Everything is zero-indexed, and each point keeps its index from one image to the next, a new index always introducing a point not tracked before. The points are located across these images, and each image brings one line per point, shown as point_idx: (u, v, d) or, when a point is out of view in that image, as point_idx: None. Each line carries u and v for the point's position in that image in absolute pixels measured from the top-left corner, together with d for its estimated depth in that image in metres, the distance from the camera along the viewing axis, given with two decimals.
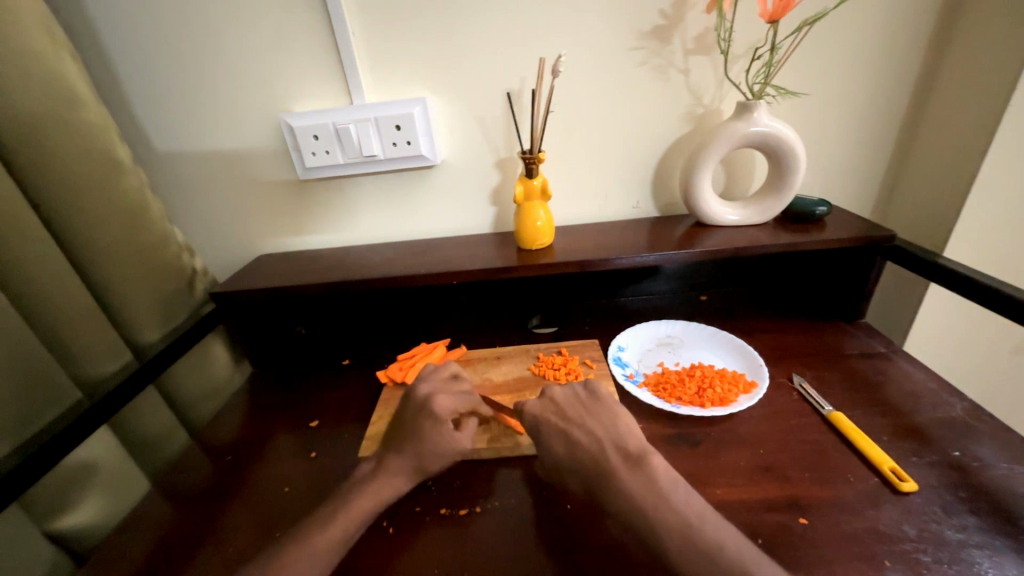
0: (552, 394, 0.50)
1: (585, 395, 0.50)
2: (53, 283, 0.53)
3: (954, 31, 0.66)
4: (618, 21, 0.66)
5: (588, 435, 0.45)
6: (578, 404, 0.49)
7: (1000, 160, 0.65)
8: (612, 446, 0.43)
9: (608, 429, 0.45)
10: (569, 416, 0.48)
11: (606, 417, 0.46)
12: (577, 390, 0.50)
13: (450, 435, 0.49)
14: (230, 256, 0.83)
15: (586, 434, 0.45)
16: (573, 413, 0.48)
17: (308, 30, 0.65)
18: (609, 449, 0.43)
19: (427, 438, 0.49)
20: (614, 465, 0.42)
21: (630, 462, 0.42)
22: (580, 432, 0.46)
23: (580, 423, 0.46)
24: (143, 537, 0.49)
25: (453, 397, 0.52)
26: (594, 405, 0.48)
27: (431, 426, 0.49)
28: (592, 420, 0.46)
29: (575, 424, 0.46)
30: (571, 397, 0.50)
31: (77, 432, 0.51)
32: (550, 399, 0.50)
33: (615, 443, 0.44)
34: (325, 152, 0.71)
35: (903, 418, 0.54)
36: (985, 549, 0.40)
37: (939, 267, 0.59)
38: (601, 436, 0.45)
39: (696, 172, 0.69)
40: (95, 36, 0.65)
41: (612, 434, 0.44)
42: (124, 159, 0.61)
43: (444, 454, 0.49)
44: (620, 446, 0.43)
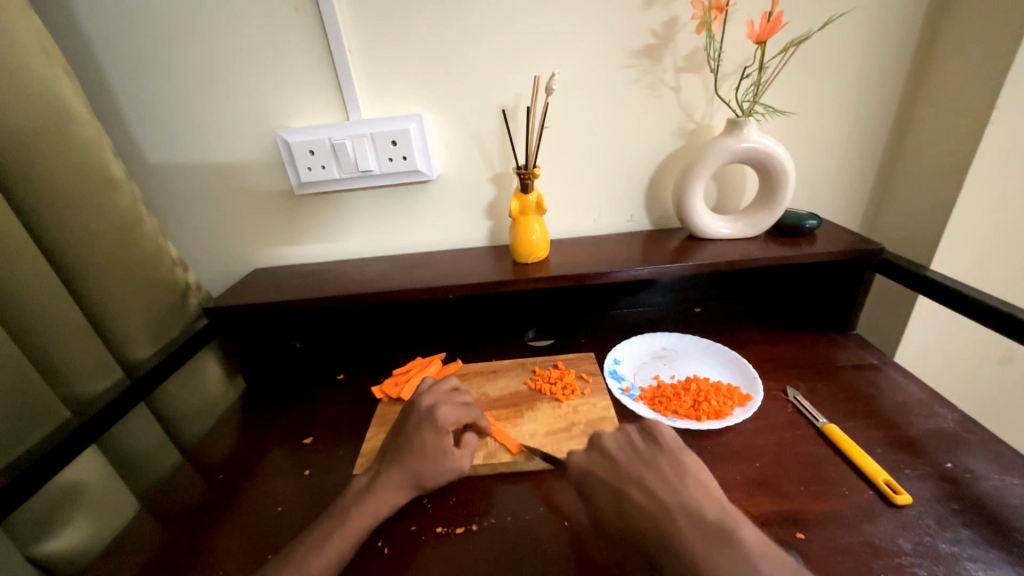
0: (602, 444, 0.46)
1: (641, 443, 0.44)
2: (45, 301, 0.53)
3: (934, 51, 0.68)
4: (610, 39, 0.67)
5: (648, 494, 0.40)
6: (636, 457, 0.43)
7: (983, 176, 0.66)
8: (680, 509, 0.37)
9: (677, 489, 0.39)
10: (625, 475, 0.42)
11: (670, 473, 0.41)
12: (634, 438, 0.45)
13: (450, 450, 0.50)
14: (223, 270, 0.83)
15: (646, 497, 0.39)
16: (629, 472, 0.42)
17: (305, 48, 0.66)
18: (680, 517, 0.37)
19: (426, 451, 0.49)
20: (690, 544, 0.35)
21: (713, 535, 0.35)
22: (639, 493, 0.40)
23: (639, 480, 0.41)
24: (132, 559, 0.48)
25: (457, 408, 0.53)
26: (653, 457, 0.43)
27: (432, 439, 0.50)
28: (652, 477, 0.41)
29: (632, 484, 0.41)
30: (626, 446, 0.45)
31: (58, 459, 0.50)
32: (602, 452, 0.45)
33: (687, 508, 0.37)
34: (321, 167, 0.71)
35: (896, 429, 0.55)
36: (979, 562, 0.40)
37: (926, 279, 0.60)
38: (662, 495, 0.39)
39: (688, 187, 0.70)
40: (91, 52, 0.65)
41: (679, 494, 0.39)
42: (119, 175, 0.61)
43: (442, 470, 0.49)
44: (685, 507, 0.38)
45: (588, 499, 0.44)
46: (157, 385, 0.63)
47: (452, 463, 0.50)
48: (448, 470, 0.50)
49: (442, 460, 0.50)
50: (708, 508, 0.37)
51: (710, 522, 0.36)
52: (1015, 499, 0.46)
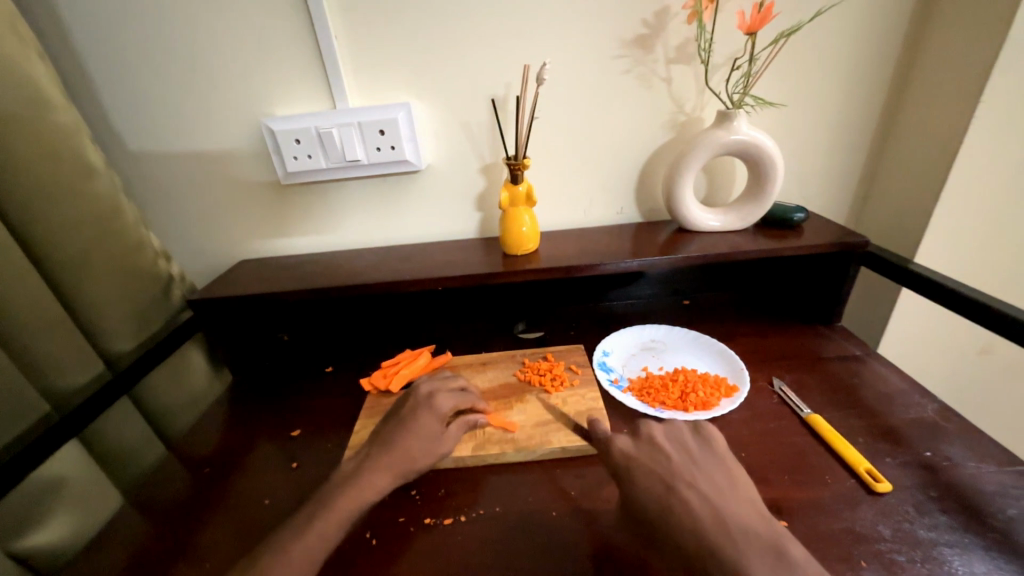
0: (655, 438, 0.46)
1: (694, 448, 0.45)
2: (24, 293, 0.52)
3: (922, 45, 0.68)
4: (602, 29, 0.66)
5: (702, 499, 0.40)
6: (688, 459, 0.44)
7: (967, 169, 0.67)
8: (733, 519, 0.38)
9: (731, 500, 0.40)
10: (678, 473, 0.43)
11: (722, 483, 0.42)
12: (686, 440, 0.46)
13: (441, 432, 0.51)
14: (208, 261, 0.81)
15: (701, 501, 0.40)
16: (680, 470, 0.43)
17: (290, 33, 0.64)
18: (735, 527, 0.38)
19: (418, 433, 0.50)
20: (741, 549, 0.36)
21: (765, 547, 0.36)
22: (692, 495, 0.41)
23: (692, 481, 0.42)
24: (116, 553, 0.47)
25: (454, 395, 0.55)
26: (705, 460, 0.44)
27: (426, 418, 0.52)
28: (706, 483, 0.42)
29: (684, 484, 0.42)
30: (677, 445, 0.46)
31: (40, 451, 0.50)
32: (653, 446, 0.46)
33: (741, 519, 0.38)
34: (307, 156, 0.70)
35: (878, 419, 0.56)
36: (954, 547, 0.41)
37: (910, 272, 0.61)
38: (719, 504, 0.39)
39: (678, 179, 0.70)
40: (67, 35, 0.63)
41: (734, 506, 0.39)
42: (96, 164, 0.60)
43: (430, 452, 0.50)
44: (732, 515, 0.39)
45: (627, 486, 0.44)
46: (140, 377, 0.62)
47: (440, 444, 0.51)
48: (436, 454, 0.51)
49: (432, 442, 0.51)
50: (754, 521, 0.38)
51: (761, 533, 0.37)
52: (991, 486, 0.47)
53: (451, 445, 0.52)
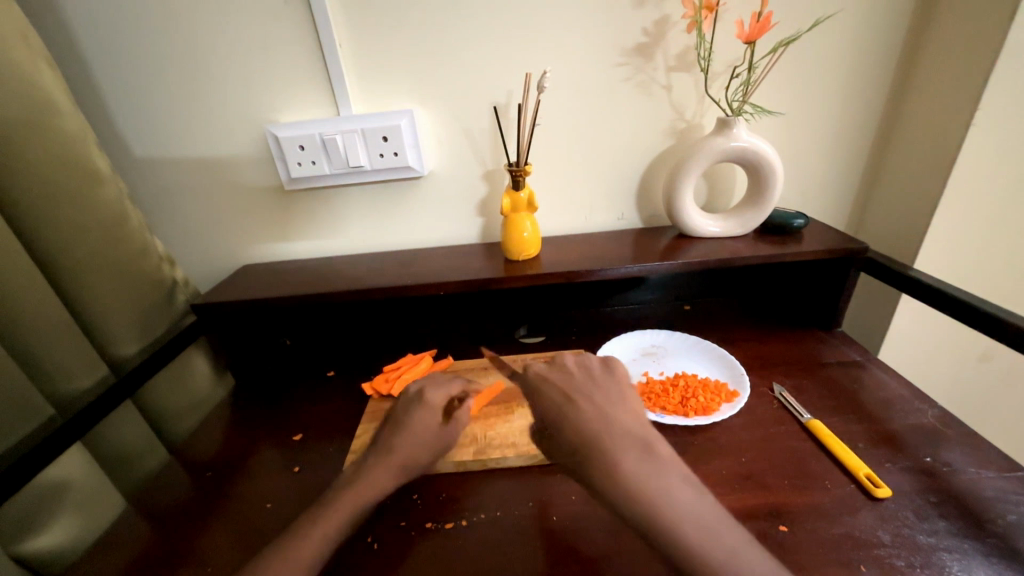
0: (565, 363, 0.47)
1: (598, 370, 0.46)
2: (30, 301, 0.52)
3: (920, 53, 0.69)
4: (602, 37, 0.67)
5: (593, 409, 0.41)
6: (591, 378, 0.45)
7: (965, 176, 0.68)
8: (615, 423, 0.39)
9: (618, 410, 0.41)
10: (577, 389, 0.44)
11: (616, 395, 0.43)
12: (592, 363, 0.47)
13: (440, 428, 0.51)
14: (212, 266, 0.82)
15: (593, 410, 0.41)
16: (578, 387, 0.44)
17: (295, 42, 0.65)
18: (616, 430, 0.39)
19: (416, 430, 0.51)
20: (615, 448, 0.37)
21: (637, 445, 0.37)
22: (585, 406, 0.42)
23: (587, 396, 0.43)
24: (119, 557, 0.48)
25: (448, 390, 0.55)
26: (604, 381, 0.45)
27: (419, 417, 0.52)
28: (599, 396, 0.43)
29: (581, 397, 0.43)
30: (584, 368, 0.46)
31: (44, 454, 0.50)
32: (563, 368, 0.47)
33: (625, 425, 0.39)
34: (311, 163, 0.71)
35: (878, 425, 0.56)
36: (954, 552, 0.42)
37: (910, 278, 0.62)
38: (607, 413, 0.41)
39: (678, 186, 0.71)
40: (75, 44, 0.64)
41: (621, 413, 0.41)
42: (102, 169, 0.60)
43: (430, 448, 0.50)
44: (617, 420, 0.40)
45: (535, 402, 0.46)
46: (142, 382, 0.62)
47: (441, 439, 0.51)
48: (438, 450, 0.51)
49: (431, 438, 0.51)
50: (635, 425, 0.39)
51: (638, 436, 0.38)
52: (990, 491, 0.47)
53: (452, 440, 0.52)
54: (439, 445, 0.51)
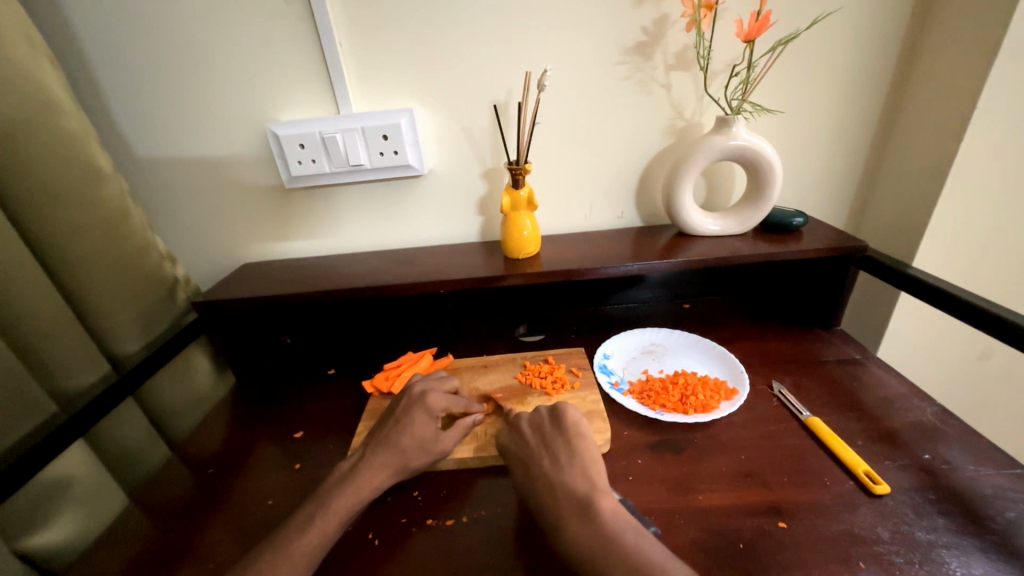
0: (518, 424, 0.52)
1: (547, 424, 0.51)
2: (35, 296, 0.53)
3: (919, 52, 0.69)
4: (601, 36, 0.67)
5: (541, 474, 0.46)
6: (541, 439, 0.50)
7: (964, 175, 0.68)
8: (560, 486, 0.44)
9: (566, 468, 0.46)
10: (531, 456, 0.49)
11: (564, 451, 0.47)
12: (541, 420, 0.52)
13: (436, 431, 0.52)
14: (212, 264, 0.82)
15: (541, 474, 0.46)
16: (535, 453, 0.49)
17: (295, 40, 0.65)
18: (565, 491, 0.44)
19: (412, 429, 0.51)
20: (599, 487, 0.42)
21: (577, 509, 0.42)
22: (535, 470, 0.47)
23: (541, 462, 0.48)
24: (121, 553, 0.48)
25: (446, 396, 0.56)
26: (551, 437, 0.49)
27: (422, 417, 0.52)
28: (554, 456, 0.47)
29: (533, 461, 0.48)
30: (535, 426, 0.52)
31: (49, 449, 0.50)
32: (519, 431, 0.52)
33: (567, 482, 0.44)
34: (311, 161, 0.71)
35: (877, 422, 0.56)
36: (953, 549, 0.42)
37: (908, 276, 0.62)
38: (552, 477, 0.46)
39: (678, 184, 0.71)
40: (75, 41, 0.64)
41: (564, 475, 0.45)
42: (104, 168, 0.61)
43: (423, 449, 0.51)
44: (566, 482, 0.45)
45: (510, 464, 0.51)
46: (144, 380, 0.62)
47: (437, 442, 0.51)
48: (433, 453, 0.51)
49: (427, 440, 0.51)
50: (579, 485, 0.44)
51: (580, 496, 0.43)
52: (989, 488, 0.47)
53: (447, 445, 0.51)
54: (435, 447, 0.51)
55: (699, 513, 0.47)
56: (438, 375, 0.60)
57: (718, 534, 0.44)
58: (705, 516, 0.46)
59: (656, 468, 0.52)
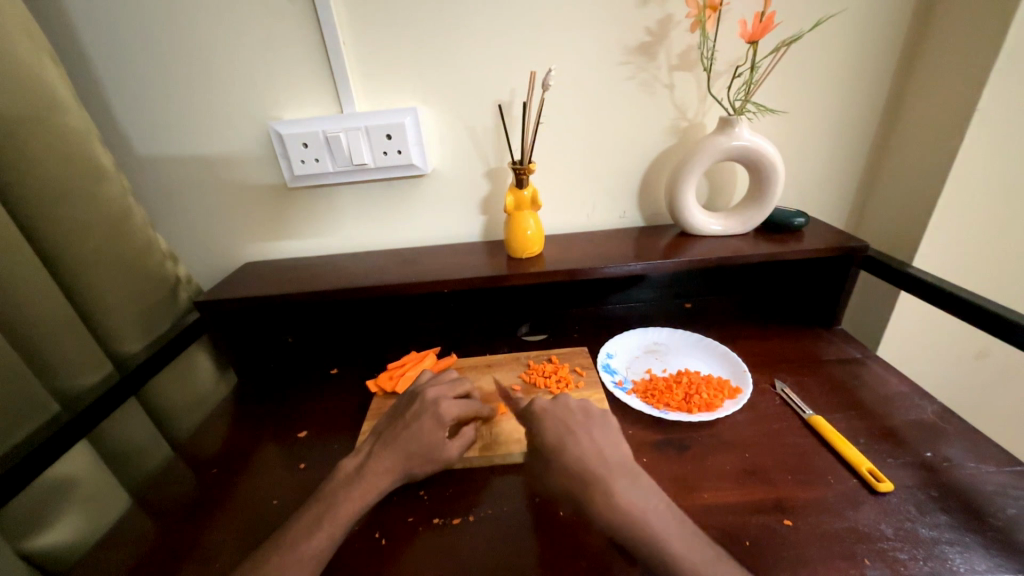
0: (566, 399, 0.50)
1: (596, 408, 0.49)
2: (34, 298, 0.52)
3: (919, 54, 0.70)
4: (606, 36, 0.68)
5: (590, 446, 0.45)
6: (586, 415, 0.49)
7: (963, 176, 0.69)
8: (609, 458, 0.44)
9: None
10: (578, 423, 0.47)
11: (612, 432, 0.47)
12: (589, 402, 0.50)
13: (442, 439, 0.51)
14: (213, 263, 0.82)
15: (590, 446, 0.45)
16: (576, 421, 0.48)
17: (299, 38, 0.65)
18: (609, 461, 0.44)
19: (420, 435, 0.51)
20: (604, 480, 0.42)
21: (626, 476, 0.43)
22: (583, 440, 0.46)
23: (587, 430, 0.47)
24: (125, 553, 0.48)
25: (457, 403, 0.54)
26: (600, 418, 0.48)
27: (431, 425, 0.51)
28: (596, 431, 0.47)
29: (581, 432, 0.46)
30: (582, 406, 0.50)
31: (53, 449, 0.50)
32: (565, 403, 0.50)
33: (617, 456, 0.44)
34: (314, 160, 0.71)
35: (879, 421, 0.57)
36: (956, 545, 0.42)
37: (908, 276, 0.62)
38: (604, 452, 0.44)
39: (681, 184, 0.71)
40: (77, 39, 0.64)
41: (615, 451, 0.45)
42: (107, 166, 0.60)
43: (428, 456, 0.50)
44: (611, 455, 0.44)
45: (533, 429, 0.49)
46: (148, 379, 0.62)
47: (441, 449, 0.51)
48: (436, 460, 0.50)
49: (431, 448, 0.50)
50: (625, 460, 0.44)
51: None
52: (990, 486, 0.48)
53: (452, 453, 0.51)
54: (440, 455, 0.50)
55: (704, 511, 0.47)
56: (450, 376, 0.58)
57: (723, 532, 0.45)
58: (710, 514, 0.47)
59: (662, 467, 0.52)
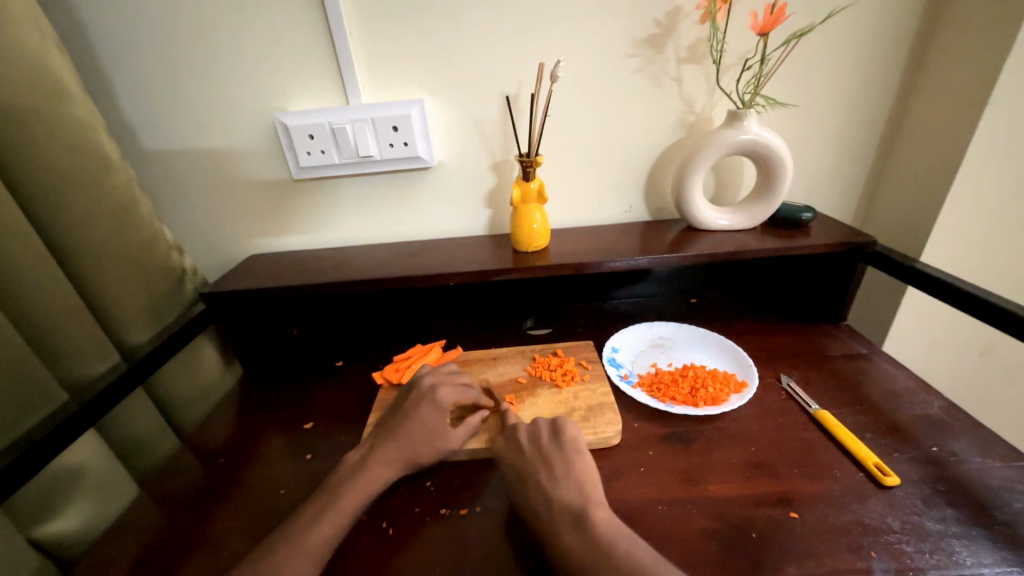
0: (517, 436, 0.51)
1: (545, 439, 0.50)
2: (42, 287, 0.52)
3: (930, 49, 0.69)
4: (614, 28, 0.67)
5: (540, 493, 0.46)
6: (538, 451, 0.49)
7: (973, 170, 0.68)
8: (557, 502, 0.44)
9: (563, 483, 0.46)
10: (526, 467, 0.48)
11: (564, 467, 0.47)
12: (539, 432, 0.51)
13: (443, 425, 0.52)
14: (219, 255, 0.82)
15: (541, 490, 0.46)
16: (529, 465, 0.48)
17: (306, 28, 0.65)
18: (556, 508, 0.44)
19: (420, 421, 0.52)
20: None
21: (571, 520, 0.43)
22: (535, 486, 0.46)
23: (537, 474, 0.47)
24: (133, 541, 0.48)
25: (456, 390, 0.56)
26: (550, 452, 0.49)
27: (430, 412, 0.53)
28: (546, 473, 0.47)
29: (530, 477, 0.47)
30: (533, 438, 0.51)
31: (62, 438, 0.50)
32: (515, 442, 0.51)
33: (563, 498, 0.44)
34: (320, 152, 0.71)
35: (886, 415, 0.57)
36: (962, 538, 0.42)
37: (916, 271, 0.62)
38: (551, 494, 0.45)
39: (689, 178, 0.71)
40: (83, 30, 0.64)
41: (564, 489, 0.45)
42: (113, 156, 0.60)
43: (432, 444, 0.51)
44: (559, 497, 0.45)
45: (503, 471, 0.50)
46: (155, 369, 0.62)
47: (443, 436, 0.51)
48: (440, 447, 0.51)
49: (433, 434, 0.51)
50: (574, 498, 0.44)
51: None
52: (996, 480, 0.48)
53: (456, 439, 0.52)
54: (444, 442, 0.51)
55: (709, 504, 0.47)
56: (450, 369, 0.60)
57: (728, 524, 0.45)
58: (717, 507, 0.47)
59: (667, 460, 0.52)
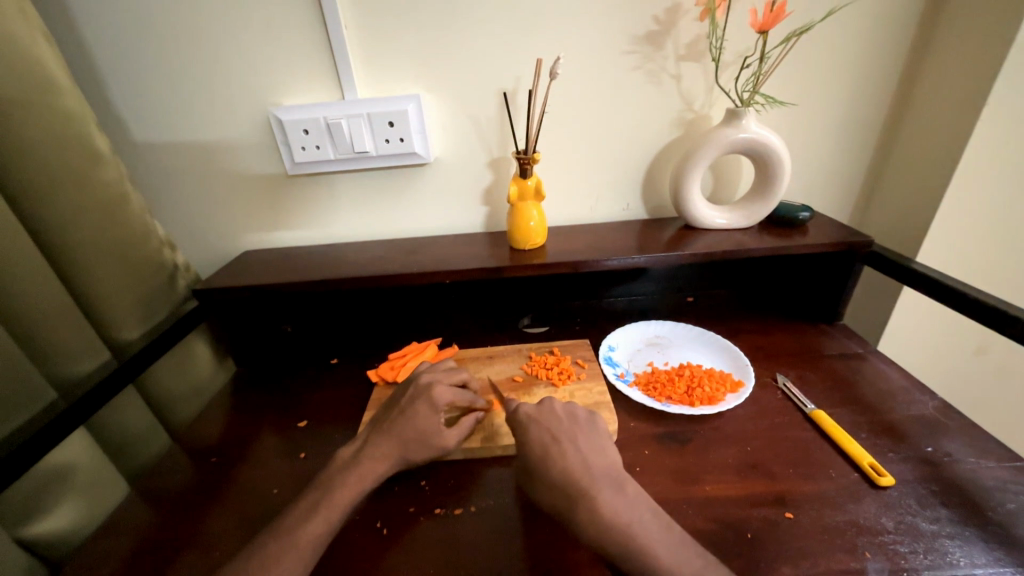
0: (552, 404, 0.50)
1: (582, 414, 0.50)
2: (29, 284, 0.51)
3: (928, 48, 0.69)
4: (613, 25, 0.66)
5: (576, 457, 0.45)
6: (572, 419, 0.49)
7: (970, 171, 0.68)
8: (595, 469, 0.44)
9: (593, 453, 0.45)
10: (563, 432, 0.47)
11: (599, 439, 0.47)
12: (576, 407, 0.51)
13: (439, 425, 0.51)
14: (212, 251, 0.81)
15: (576, 455, 0.45)
16: (563, 429, 0.48)
17: (300, 21, 0.64)
18: (595, 471, 0.44)
19: (415, 421, 0.51)
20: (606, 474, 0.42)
21: (612, 486, 0.43)
22: (569, 449, 0.45)
23: (573, 439, 0.46)
24: (124, 541, 0.47)
25: (452, 389, 0.54)
26: (586, 425, 0.48)
27: (426, 411, 0.51)
28: (582, 440, 0.46)
29: (566, 440, 0.46)
30: (568, 411, 0.50)
31: (50, 436, 0.49)
32: (550, 409, 0.50)
33: (603, 466, 0.44)
34: (315, 147, 0.70)
35: (881, 415, 0.57)
36: (955, 538, 0.43)
37: (913, 271, 0.62)
38: (590, 460, 0.44)
39: (687, 176, 0.70)
40: (71, 20, 0.62)
41: (599, 458, 0.45)
42: (102, 150, 0.59)
43: (426, 444, 0.50)
44: (598, 464, 0.44)
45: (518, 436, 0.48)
46: (147, 366, 0.61)
47: (438, 437, 0.50)
48: (433, 447, 0.50)
49: (428, 434, 0.50)
50: (611, 468, 0.44)
51: (608, 479, 0.44)
52: (990, 480, 0.48)
53: (450, 440, 0.51)
54: (437, 441, 0.50)
55: (705, 504, 0.47)
56: (448, 365, 0.58)
57: (724, 524, 0.45)
58: (713, 507, 0.47)
59: (663, 460, 0.52)
